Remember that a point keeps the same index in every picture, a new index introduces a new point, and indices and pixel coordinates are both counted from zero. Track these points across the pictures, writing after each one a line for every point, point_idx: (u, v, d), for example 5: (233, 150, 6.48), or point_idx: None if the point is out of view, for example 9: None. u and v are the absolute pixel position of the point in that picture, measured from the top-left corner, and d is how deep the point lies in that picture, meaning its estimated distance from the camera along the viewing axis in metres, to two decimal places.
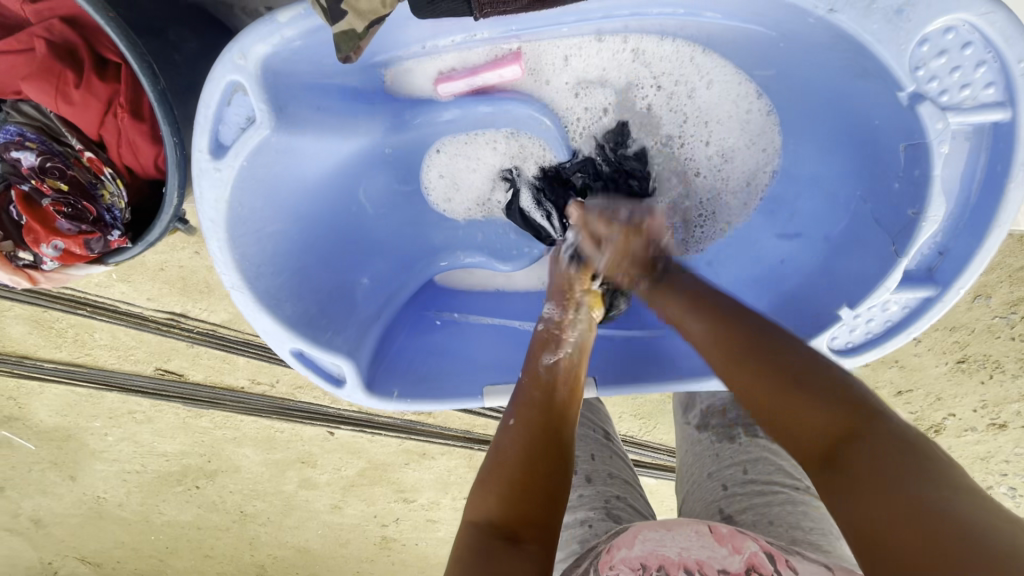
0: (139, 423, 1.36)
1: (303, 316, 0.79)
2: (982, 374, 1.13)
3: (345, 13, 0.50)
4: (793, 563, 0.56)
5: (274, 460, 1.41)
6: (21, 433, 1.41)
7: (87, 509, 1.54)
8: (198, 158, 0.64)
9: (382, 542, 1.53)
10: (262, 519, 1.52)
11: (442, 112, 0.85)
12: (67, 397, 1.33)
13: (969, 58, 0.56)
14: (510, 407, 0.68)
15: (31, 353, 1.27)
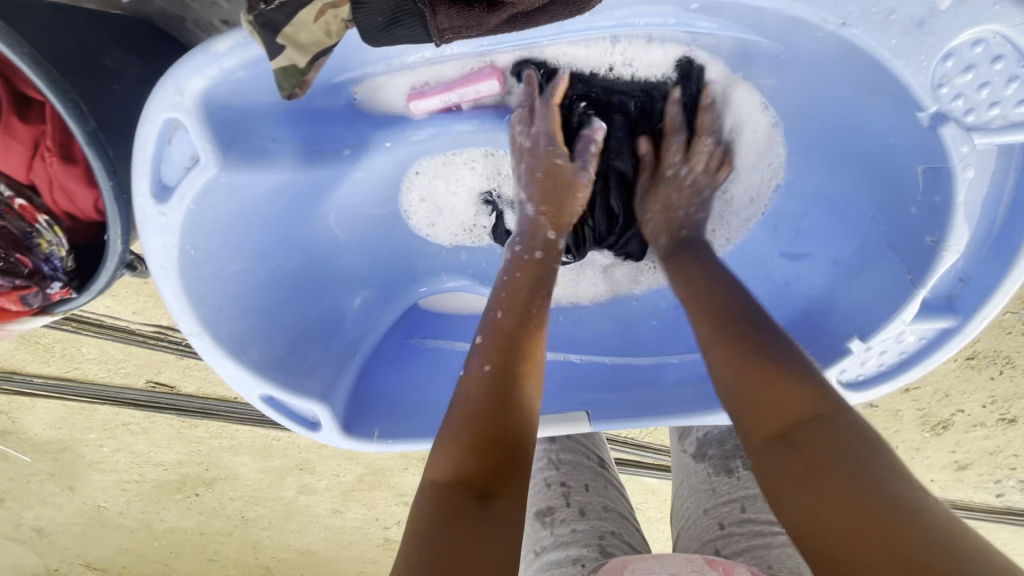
0: (134, 435, 1.32)
1: (272, 357, 0.73)
2: (993, 370, 1.07)
3: (282, 48, 0.44)
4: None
5: (272, 468, 1.37)
6: (17, 446, 1.38)
7: (89, 518, 1.50)
8: (140, 203, 0.59)
9: (386, 544, 1.50)
10: (264, 523, 1.48)
11: (416, 129, 0.76)
12: (59, 410, 1.29)
13: (1000, 73, 0.49)
14: (479, 349, 0.60)
15: (19, 369, 1.23)
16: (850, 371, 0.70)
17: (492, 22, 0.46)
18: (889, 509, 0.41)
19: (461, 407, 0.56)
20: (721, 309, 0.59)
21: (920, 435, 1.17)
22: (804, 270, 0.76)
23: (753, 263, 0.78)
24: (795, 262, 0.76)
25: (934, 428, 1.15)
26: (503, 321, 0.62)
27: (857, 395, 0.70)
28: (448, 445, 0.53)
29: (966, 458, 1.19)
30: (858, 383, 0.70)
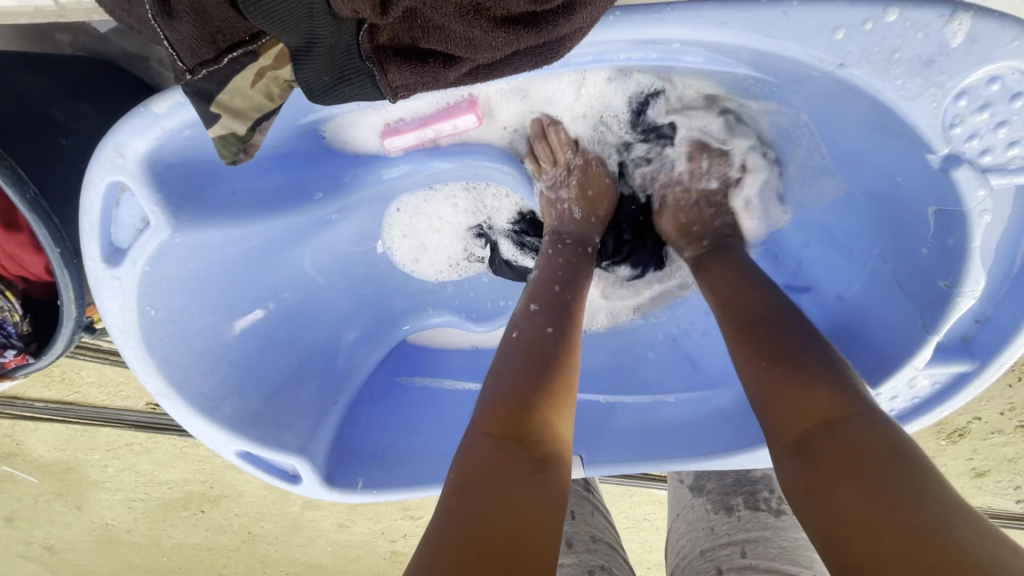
0: (138, 454, 1.30)
1: (248, 412, 0.70)
2: (1011, 376, 1.02)
3: (217, 117, 0.41)
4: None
5: (276, 484, 1.34)
6: (22, 468, 1.36)
7: (97, 535, 1.46)
8: (92, 268, 0.56)
9: (395, 556, 1.47)
10: (270, 538, 1.44)
11: (390, 167, 0.71)
12: (61, 433, 1.27)
13: (1019, 112, 0.45)
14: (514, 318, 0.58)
15: (18, 394, 1.20)
16: None
17: (449, 79, 0.42)
18: (931, 524, 0.38)
19: (509, 369, 0.54)
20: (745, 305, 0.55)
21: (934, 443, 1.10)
22: (808, 306, 0.70)
23: None
24: (796, 295, 0.71)
25: (950, 435, 1.09)
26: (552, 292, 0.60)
27: None
28: (488, 408, 0.51)
29: (983, 465, 1.12)
30: None
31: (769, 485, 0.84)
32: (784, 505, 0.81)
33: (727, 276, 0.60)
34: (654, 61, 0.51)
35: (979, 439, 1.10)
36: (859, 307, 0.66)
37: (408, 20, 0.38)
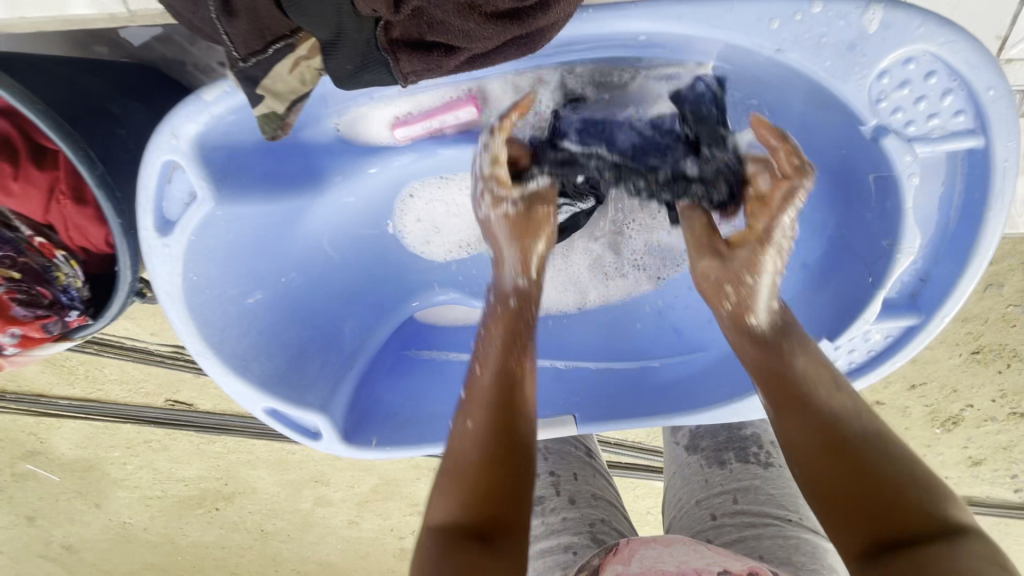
0: (156, 451, 1.38)
1: (274, 372, 0.78)
2: (999, 364, 1.09)
3: (261, 98, 0.50)
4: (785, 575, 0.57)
5: (289, 480, 1.41)
6: (46, 466, 1.44)
7: (115, 534, 1.56)
8: (145, 237, 0.64)
9: (401, 554, 1.53)
10: (282, 536, 1.52)
11: (397, 156, 0.81)
12: (85, 430, 1.35)
13: (935, 87, 0.53)
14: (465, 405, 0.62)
15: (46, 392, 1.29)
16: None
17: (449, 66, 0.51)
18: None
19: (458, 434, 0.59)
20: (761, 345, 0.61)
21: (931, 431, 1.17)
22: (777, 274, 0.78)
23: None
24: None
25: (945, 423, 1.17)
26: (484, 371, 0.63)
27: None
28: (446, 494, 0.56)
29: (980, 454, 1.20)
30: None
31: (759, 439, 0.87)
32: (774, 455, 0.86)
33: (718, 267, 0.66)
34: (628, 52, 0.60)
35: (972, 427, 1.17)
36: (820, 271, 0.73)
37: (416, 18, 0.46)
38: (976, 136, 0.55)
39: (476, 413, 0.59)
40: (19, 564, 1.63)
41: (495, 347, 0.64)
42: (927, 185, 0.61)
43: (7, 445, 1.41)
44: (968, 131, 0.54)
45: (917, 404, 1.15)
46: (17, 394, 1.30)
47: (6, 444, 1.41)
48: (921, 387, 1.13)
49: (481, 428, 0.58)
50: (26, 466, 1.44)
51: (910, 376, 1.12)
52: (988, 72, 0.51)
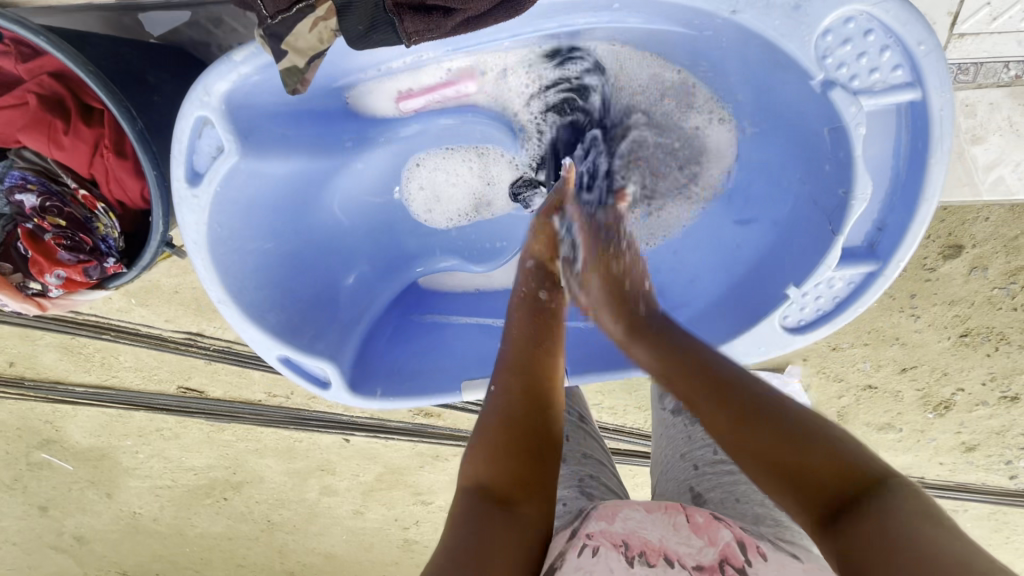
0: (167, 440, 1.44)
1: (289, 323, 0.85)
2: (988, 348, 1.13)
3: (285, 53, 0.58)
4: (762, 548, 0.57)
5: (295, 469, 1.47)
6: (60, 455, 1.50)
7: (125, 525, 1.62)
8: (177, 188, 0.72)
9: (405, 545, 1.58)
10: (289, 527, 1.58)
11: (403, 128, 0.89)
12: (99, 417, 1.41)
13: (874, 44, 0.60)
14: (494, 376, 0.71)
15: (65, 378, 1.35)
16: (791, 317, 0.79)
17: (448, 26, 0.58)
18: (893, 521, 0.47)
19: (492, 406, 0.68)
20: (680, 373, 0.65)
21: (923, 416, 1.22)
22: (752, 233, 0.85)
23: (710, 234, 0.89)
24: (744, 227, 0.85)
25: (937, 409, 1.21)
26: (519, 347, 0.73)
27: (798, 337, 0.79)
28: (475, 458, 0.64)
29: (974, 440, 1.24)
30: (800, 326, 0.79)
31: None
32: None
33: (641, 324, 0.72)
34: (603, 22, 0.75)
35: (964, 411, 1.21)
36: (788, 225, 0.81)
37: None
38: (914, 89, 0.62)
39: (502, 399, 0.68)
40: (31, 555, 1.69)
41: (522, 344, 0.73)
42: (877, 137, 0.68)
43: (23, 435, 1.47)
44: (906, 84, 0.62)
45: (909, 387, 1.19)
46: (35, 382, 1.36)
47: (23, 434, 1.47)
48: (912, 370, 1.17)
49: (506, 407, 0.67)
50: (41, 455, 1.51)
51: (901, 360, 1.16)
52: (919, 28, 0.59)
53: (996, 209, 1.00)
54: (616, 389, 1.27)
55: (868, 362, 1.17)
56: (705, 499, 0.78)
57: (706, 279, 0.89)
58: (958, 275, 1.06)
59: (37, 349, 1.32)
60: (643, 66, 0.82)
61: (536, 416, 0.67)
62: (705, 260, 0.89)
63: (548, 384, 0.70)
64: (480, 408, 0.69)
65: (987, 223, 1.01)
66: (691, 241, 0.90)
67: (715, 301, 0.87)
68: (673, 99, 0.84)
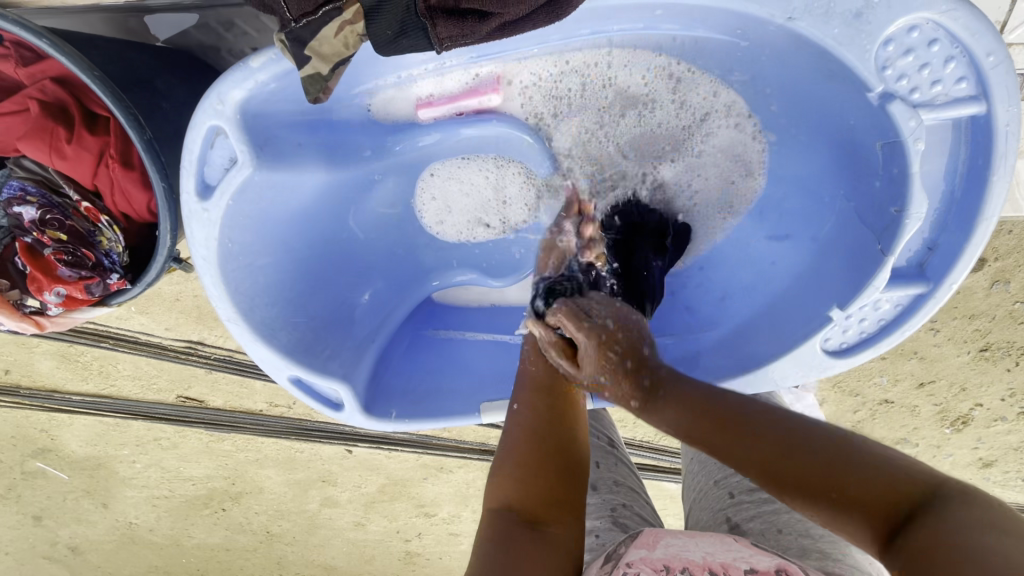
0: (165, 450, 1.39)
1: (301, 341, 0.80)
2: (1008, 363, 1.09)
3: (309, 58, 0.55)
4: (818, 571, 0.53)
5: (296, 480, 1.42)
6: (55, 464, 1.45)
7: (120, 535, 1.56)
8: (187, 201, 0.68)
9: (406, 557, 1.53)
10: (288, 539, 1.52)
11: (422, 136, 0.84)
12: (96, 426, 1.36)
13: (937, 55, 0.57)
14: (514, 393, 0.67)
15: (60, 387, 1.30)
16: (832, 339, 0.74)
17: (481, 32, 0.54)
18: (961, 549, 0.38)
19: (515, 423, 0.63)
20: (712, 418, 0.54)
21: (940, 431, 1.17)
22: (786, 251, 0.81)
23: (741, 248, 0.85)
24: (778, 243, 0.82)
25: (955, 423, 1.16)
26: (536, 368, 0.69)
27: (840, 361, 0.74)
28: (504, 473, 0.59)
29: (991, 456, 1.19)
30: (841, 350, 0.74)
31: None
32: None
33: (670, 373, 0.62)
34: (638, 29, 0.72)
35: (981, 427, 1.16)
36: (829, 243, 0.77)
37: None
38: (979, 103, 0.58)
39: (526, 415, 0.64)
40: (23, 566, 1.63)
41: (537, 366, 0.70)
42: (932, 152, 0.64)
43: (17, 444, 1.42)
44: (970, 97, 0.58)
45: (927, 403, 1.14)
46: (30, 390, 1.31)
47: (17, 443, 1.42)
48: (930, 386, 1.12)
49: (529, 422, 0.63)
50: (35, 464, 1.45)
51: (919, 375, 1.12)
52: (987, 38, 0.55)
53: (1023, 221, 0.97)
54: None
55: (885, 376, 1.12)
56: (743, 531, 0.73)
57: (737, 297, 0.85)
58: (980, 288, 1.03)
59: (32, 356, 1.27)
60: (675, 76, 0.78)
61: (558, 429, 0.63)
62: (734, 277, 0.86)
63: (566, 402, 0.66)
64: (503, 427, 0.65)
65: (1009, 235, 0.98)
66: (721, 255, 0.87)
67: (743, 323, 0.83)
68: (704, 110, 0.80)
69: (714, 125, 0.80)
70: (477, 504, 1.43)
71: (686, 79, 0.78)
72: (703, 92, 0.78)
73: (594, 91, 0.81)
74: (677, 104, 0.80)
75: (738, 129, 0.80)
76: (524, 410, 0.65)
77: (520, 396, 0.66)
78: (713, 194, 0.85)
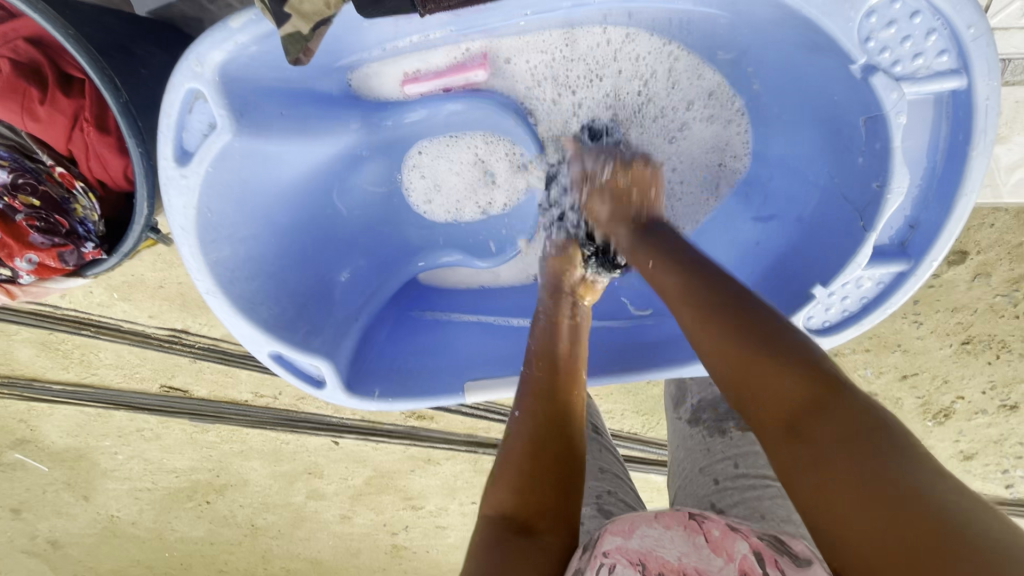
0: (147, 441, 1.36)
1: (282, 317, 0.78)
2: (989, 355, 1.10)
3: (288, 16, 0.56)
4: (782, 563, 0.47)
5: (281, 472, 1.40)
6: (34, 456, 1.42)
7: (102, 529, 1.53)
8: (164, 167, 0.66)
9: (393, 551, 1.51)
10: (274, 532, 1.51)
11: (409, 112, 0.84)
12: (76, 416, 1.33)
13: (919, 27, 0.57)
14: (517, 398, 0.66)
15: (40, 375, 1.28)
16: (816, 318, 0.74)
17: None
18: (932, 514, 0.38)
19: (516, 426, 0.63)
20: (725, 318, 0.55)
21: (923, 424, 1.18)
22: (772, 231, 0.81)
23: (726, 230, 0.85)
24: (764, 224, 0.81)
25: (937, 416, 1.17)
26: (538, 372, 0.67)
27: (823, 339, 0.74)
28: (505, 482, 0.58)
29: (973, 448, 1.21)
30: (824, 328, 0.74)
31: None
32: None
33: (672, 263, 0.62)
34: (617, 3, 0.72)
35: (963, 419, 1.18)
36: (813, 222, 0.76)
37: None
38: (959, 77, 0.58)
39: (524, 420, 0.63)
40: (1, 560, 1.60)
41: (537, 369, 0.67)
42: (913, 126, 0.64)
43: None
44: (951, 71, 0.58)
45: (910, 396, 1.15)
46: (10, 377, 1.29)
47: None
48: (913, 378, 1.13)
49: (528, 429, 0.62)
50: (14, 455, 1.42)
51: (903, 367, 1.13)
52: (969, 11, 0.56)
53: (999, 214, 0.98)
54: (615, 392, 1.22)
55: (869, 368, 1.13)
56: (727, 517, 0.73)
57: None
58: (961, 282, 1.04)
59: (11, 344, 1.24)
60: (664, 55, 0.78)
61: (559, 436, 0.61)
62: (720, 258, 0.85)
63: (567, 407, 0.64)
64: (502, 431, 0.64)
65: (991, 229, 1.00)
66: (705, 236, 0.86)
67: None
68: (690, 94, 0.80)
69: (697, 109, 0.81)
70: (465, 497, 1.42)
71: (672, 61, 0.78)
72: (686, 77, 0.79)
73: (584, 65, 0.81)
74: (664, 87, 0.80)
75: (713, 121, 0.81)
76: (524, 415, 0.63)
77: (521, 404, 0.65)
78: (700, 178, 0.84)
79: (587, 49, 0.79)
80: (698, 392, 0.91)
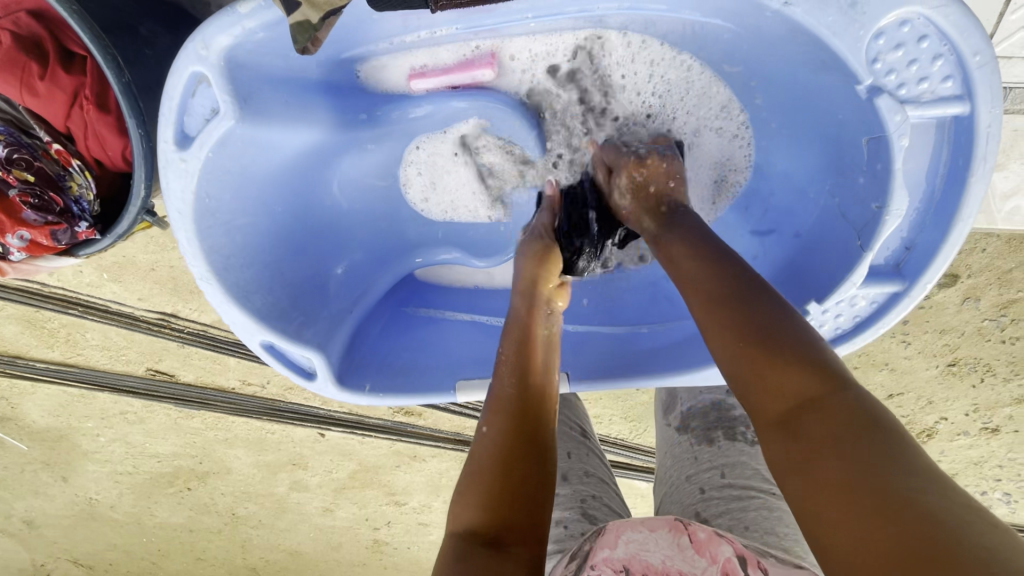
0: (131, 424, 1.34)
1: (275, 307, 0.78)
2: (974, 378, 1.12)
3: (299, 6, 0.58)
4: (766, 564, 0.50)
5: (265, 462, 1.39)
6: (13, 434, 1.40)
7: (79, 511, 1.51)
8: (164, 150, 0.66)
9: (374, 546, 1.50)
10: (254, 521, 1.49)
11: (413, 108, 0.83)
12: (58, 396, 1.31)
13: (925, 51, 0.58)
14: (483, 412, 0.63)
15: (24, 353, 1.26)
16: None
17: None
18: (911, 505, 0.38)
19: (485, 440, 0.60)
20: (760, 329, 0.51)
21: None
22: (769, 245, 0.82)
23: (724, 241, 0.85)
24: (762, 238, 0.82)
25: (919, 436, 1.19)
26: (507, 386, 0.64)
27: None
28: (476, 498, 0.55)
29: (952, 468, 1.22)
30: None
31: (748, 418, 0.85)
32: None
33: (688, 251, 0.61)
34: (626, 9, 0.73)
35: (945, 440, 1.19)
36: (811, 238, 0.77)
37: None
38: (962, 103, 0.59)
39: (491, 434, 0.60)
40: None
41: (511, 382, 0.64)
42: (914, 150, 0.65)
43: None
44: (954, 96, 0.59)
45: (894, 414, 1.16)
46: None
47: None
48: (899, 397, 1.15)
49: (497, 444, 0.59)
50: None
51: (889, 386, 1.14)
52: (975, 37, 0.56)
53: (990, 240, 0.99)
54: (604, 398, 1.22)
55: None
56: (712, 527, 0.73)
57: None
58: (950, 304, 1.05)
59: None
60: (674, 65, 0.78)
61: (528, 450, 0.59)
62: None
63: (535, 415, 0.62)
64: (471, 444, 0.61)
65: (983, 253, 1.01)
66: None
67: None
68: (698, 105, 0.80)
69: (702, 120, 0.81)
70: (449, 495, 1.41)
71: (683, 71, 0.78)
72: (697, 87, 0.79)
73: (591, 70, 0.81)
74: (673, 98, 0.81)
75: (721, 133, 0.81)
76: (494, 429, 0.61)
77: (489, 418, 0.62)
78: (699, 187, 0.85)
79: (597, 55, 0.79)
80: (688, 400, 0.91)
